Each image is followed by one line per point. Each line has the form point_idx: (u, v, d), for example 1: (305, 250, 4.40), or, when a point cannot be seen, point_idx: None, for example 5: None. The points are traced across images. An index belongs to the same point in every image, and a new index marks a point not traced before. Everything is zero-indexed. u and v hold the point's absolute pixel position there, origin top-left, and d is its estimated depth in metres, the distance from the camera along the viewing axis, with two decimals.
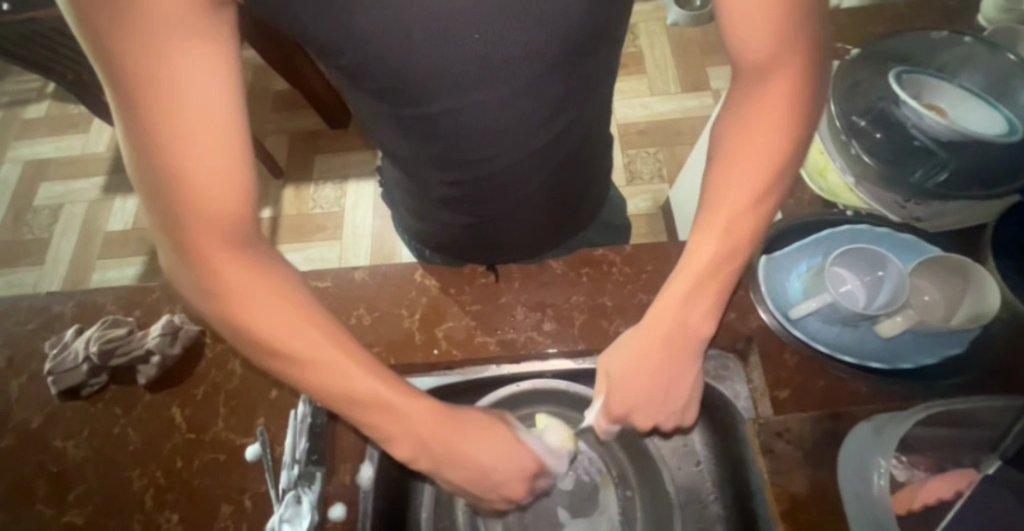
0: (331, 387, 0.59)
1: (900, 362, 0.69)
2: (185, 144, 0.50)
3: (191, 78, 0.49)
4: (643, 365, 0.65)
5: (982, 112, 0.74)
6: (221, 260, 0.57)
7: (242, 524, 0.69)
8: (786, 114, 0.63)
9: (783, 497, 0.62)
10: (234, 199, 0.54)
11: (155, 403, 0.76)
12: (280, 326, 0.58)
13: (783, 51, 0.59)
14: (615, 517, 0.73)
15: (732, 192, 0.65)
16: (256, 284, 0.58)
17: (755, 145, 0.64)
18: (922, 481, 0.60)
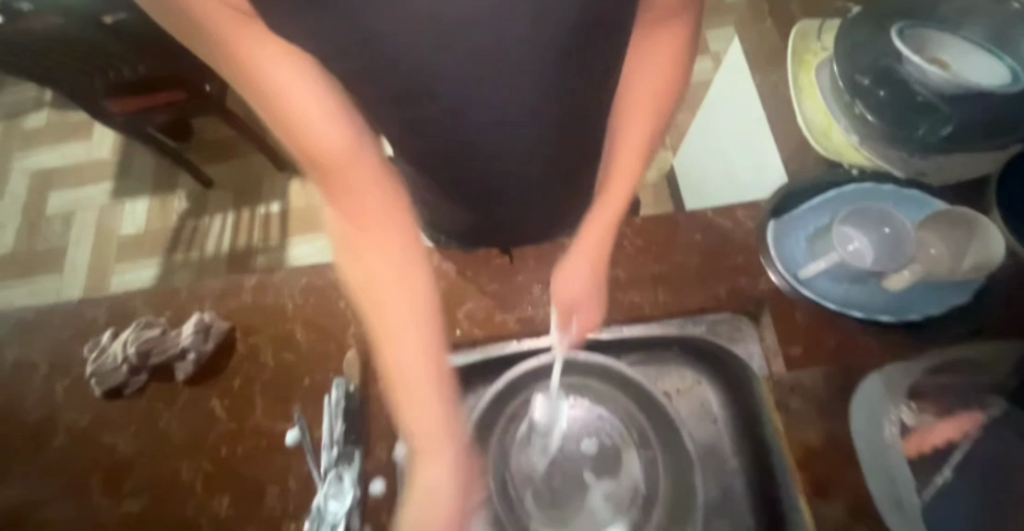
0: (404, 357, 0.62)
1: (909, 314, 0.71)
2: (294, 123, 0.56)
3: (285, 63, 0.54)
4: (584, 281, 0.70)
5: (985, 63, 0.74)
6: (364, 236, 0.61)
7: (290, 503, 0.74)
8: (671, 68, 0.68)
9: (797, 447, 0.67)
10: (342, 159, 0.58)
11: (195, 397, 0.79)
12: (386, 278, 0.62)
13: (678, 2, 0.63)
14: (638, 477, 0.77)
15: (632, 138, 0.70)
16: (368, 241, 0.62)
17: (645, 92, 0.69)
18: (931, 425, 0.65)
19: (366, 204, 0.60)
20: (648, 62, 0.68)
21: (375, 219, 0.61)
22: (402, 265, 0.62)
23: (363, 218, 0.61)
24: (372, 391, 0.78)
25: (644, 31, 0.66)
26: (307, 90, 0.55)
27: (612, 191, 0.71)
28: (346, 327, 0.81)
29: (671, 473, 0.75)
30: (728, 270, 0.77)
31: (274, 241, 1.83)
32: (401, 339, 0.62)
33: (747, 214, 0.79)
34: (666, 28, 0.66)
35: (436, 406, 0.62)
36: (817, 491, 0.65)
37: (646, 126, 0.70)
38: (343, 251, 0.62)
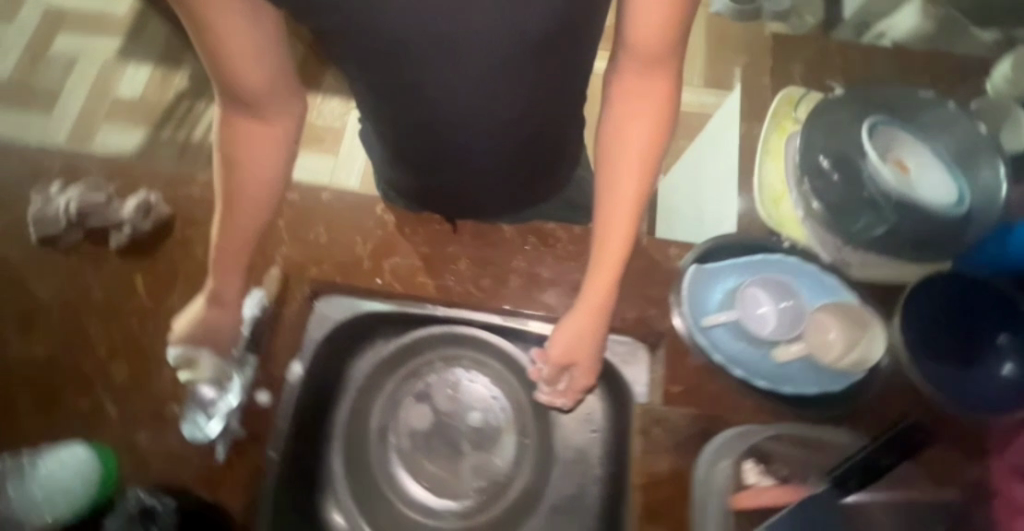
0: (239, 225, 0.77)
1: (783, 387, 0.74)
2: (219, 54, 0.65)
3: (231, 9, 0.62)
4: (584, 340, 0.75)
5: (940, 180, 0.76)
6: (252, 143, 0.75)
7: (179, 387, 0.78)
8: (656, 107, 0.73)
9: (643, 473, 0.72)
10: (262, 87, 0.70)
11: (120, 267, 0.83)
12: (250, 177, 0.76)
13: (659, 50, 0.69)
14: (507, 458, 0.84)
15: (620, 188, 0.75)
16: (251, 148, 0.75)
17: (634, 122, 0.74)
18: (764, 487, 0.68)
19: (257, 131, 0.74)
20: (630, 104, 0.74)
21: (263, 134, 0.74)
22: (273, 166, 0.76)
23: (250, 141, 0.74)
24: (285, 310, 0.82)
25: (627, 71, 0.72)
26: (236, 29, 0.63)
27: (608, 246, 0.74)
28: (278, 246, 0.85)
29: (533, 461, 0.83)
30: (642, 298, 0.80)
31: None
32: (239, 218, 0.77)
33: (677, 253, 0.81)
34: (653, 76, 0.72)
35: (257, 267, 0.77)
36: (648, 515, 0.71)
37: (632, 168, 0.75)
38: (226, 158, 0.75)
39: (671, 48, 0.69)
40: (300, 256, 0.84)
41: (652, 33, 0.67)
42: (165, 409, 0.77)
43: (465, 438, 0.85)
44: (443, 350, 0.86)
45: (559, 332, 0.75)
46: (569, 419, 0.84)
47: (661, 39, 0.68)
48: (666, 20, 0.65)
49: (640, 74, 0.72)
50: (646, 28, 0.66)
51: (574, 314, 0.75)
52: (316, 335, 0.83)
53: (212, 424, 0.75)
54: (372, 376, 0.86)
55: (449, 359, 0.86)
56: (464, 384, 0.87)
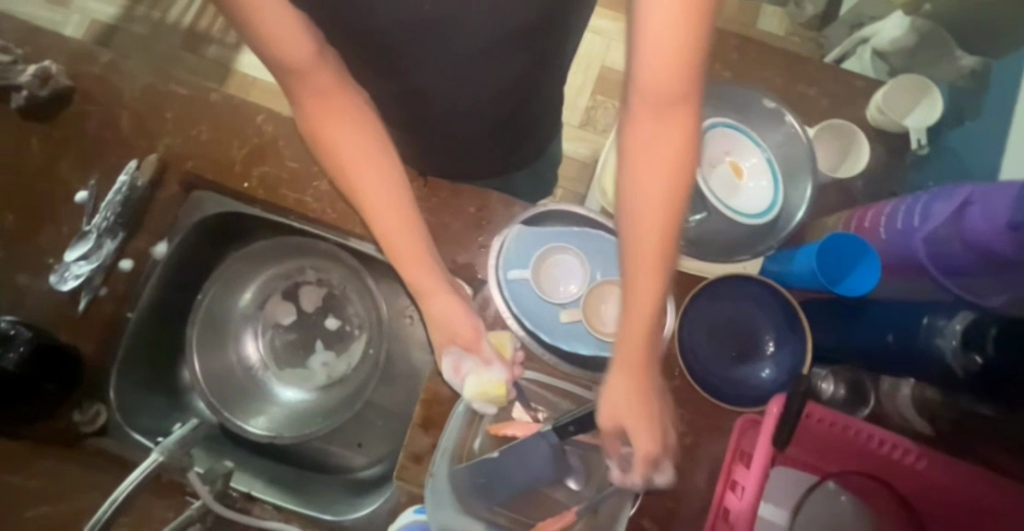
0: (398, 236, 0.71)
1: (563, 344, 0.82)
2: (272, 42, 0.58)
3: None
4: (632, 402, 0.63)
5: (759, 190, 0.81)
6: (331, 122, 0.67)
7: (56, 243, 0.89)
8: (679, 146, 0.56)
9: (429, 391, 0.83)
10: (306, 61, 0.61)
11: (20, 128, 0.92)
12: (366, 168, 0.69)
13: (681, 86, 0.53)
14: (352, 361, 1.01)
15: (646, 230, 0.58)
16: (335, 130, 0.67)
17: (657, 167, 0.57)
18: (520, 422, 0.77)
19: (330, 104, 0.66)
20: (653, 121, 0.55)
21: (332, 109, 0.66)
22: (378, 149, 0.70)
23: (331, 117, 0.67)
24: (160, 193, 0.91)
25: (642, 117, 0.56)
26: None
27: (635, 291, 0.60)
28: (162, 135, 0.92)
29: (368, 368, 0.98)
30: (474, 245, 0.88)
31: (233, 38, 1.86)
32: (391, 223, 0.71)
33: (514, 210, 0.88)
34: (673, 110, 0.55)
35: (424, 263, 0.72)
36: (422, 424, 0.82)
37: (662, 216, 0.58)
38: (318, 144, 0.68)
39: (693, 83, 0.53)
40: (179, 148, 0.92)
41: (669, 70, 0.52)
42: (41, 258, 0.88)
43: (324, 337, 1.02)
44: (318, 261, 0.99)
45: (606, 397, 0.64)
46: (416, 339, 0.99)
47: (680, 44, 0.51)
48: (683, 44, 0.50)
49: (659, 81, 0.52)
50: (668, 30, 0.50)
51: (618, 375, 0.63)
52: (187, 222, 0.92)
53: (74, 280, 0.86)
54: (254, 269, 0.99)
55: (324, 268, 1.01)
56: (333, 292, 1.02)
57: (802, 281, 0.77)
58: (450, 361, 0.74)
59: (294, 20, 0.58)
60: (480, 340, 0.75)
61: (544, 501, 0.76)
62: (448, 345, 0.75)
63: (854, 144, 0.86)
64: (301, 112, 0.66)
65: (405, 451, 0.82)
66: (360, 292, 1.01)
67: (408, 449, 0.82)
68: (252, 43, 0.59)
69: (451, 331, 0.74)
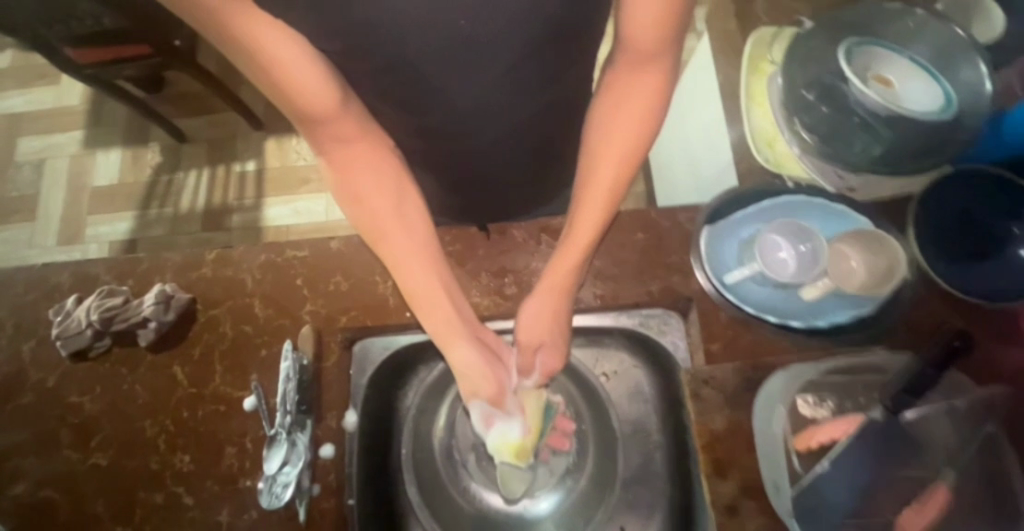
0: (418, 275, 0.77)
1: (817, 320, 0.77)
2: (292, 94, 0.64)
3: (278, 44, 0.60)
4: (548, 321, 0.77)
5: (924, 87, 0.77)
6: (358, 165, 0.75)
7: (246, 461, 0.80)
8: (644, 102, 0.72)
9: (703, 433, 0.72)
10: (334, 113, 0.68)
11: (158, 363, 0.85)
12: (387, 216, 0.77)
13: (655, 45, 0.66)
14: (574, 448, 0.86)
15: (591, 207, 0.74)
16: (361, 172, 0.75)
17: (626, 117, 0.73)
18: (820, 424, 0.70)
19: (353, 149, 0.73)
20: (616, 127, 0.73)
21: (356, 158, 0.74)
22: (398, 197, 0.77)
23: (352, 163, 0.74)
24: (325, 364, 0.85)
25: (624, 66, 0.70)
26: (299, 59, 0.61)
27: (569, 249, 0.75)
28: (302, 304, 0.86)
29: (594, 444, 0.85)
30: (664, 269, 0.82)
31: (249, 200, 1.86)
32: (409, 264, 0.76)
33: (683, 216, 0.83)
34: (648, 63, 0.69)
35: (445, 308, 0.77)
36: (717, 470, 0.71)
37: (604, 197, 0.74)
38: (343, 194, 0.76)
39: (669, 44, 0.67)
40: (326, 309, 0.86)
41: (649, 31, 0.64)
42: (237, 484, 0.79)
43: None
44: None
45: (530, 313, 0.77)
46: (615, 395, 0.86)
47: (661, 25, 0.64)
48: (661, 18, 0.62)
49: (629, 87, 0.71)
50: (643, 41, 0.66)
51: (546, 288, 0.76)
52: (362, 381, 0.86)
53: (285, 490, 0.77)
54: (422, 403, 0.88)
55: None
56: None
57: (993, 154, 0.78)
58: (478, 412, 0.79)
59: (323, 77, 0.64)
60: (503, 394, 0.80)
61: (896, 488, 0.66)
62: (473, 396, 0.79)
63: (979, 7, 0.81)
64: (327, 156, 0.74)
65: (717, 509, 0.70)
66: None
67: (718, 505, 0.70)
68: (286, 97, 0.65)
69: (484, 372, 0.78)
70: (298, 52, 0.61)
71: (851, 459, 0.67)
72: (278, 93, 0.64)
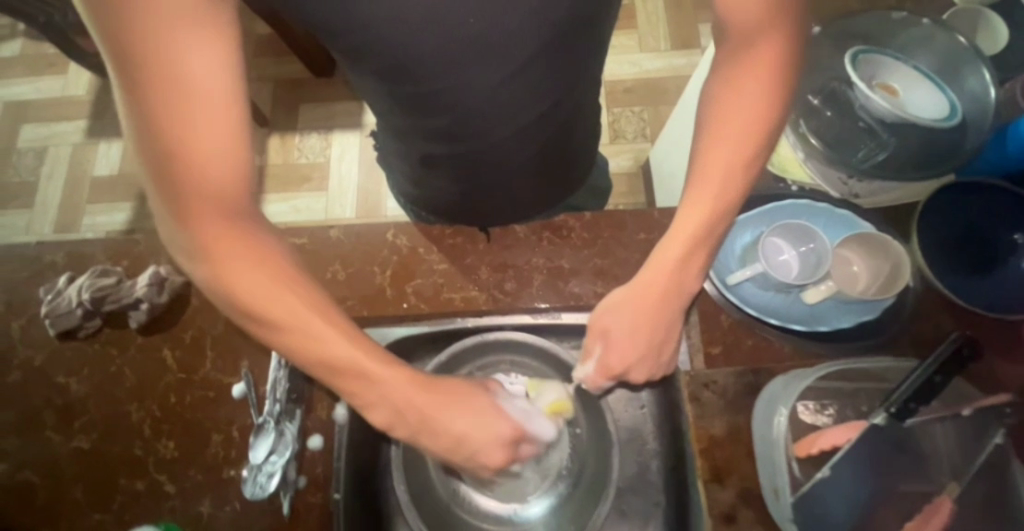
0: (322, 369, 0.63)
1: (820, 325, 0.77)
2: (184, 126, 0.52)
3: (198, 59, 0.51)
4: (642, 321, 0.72)
5: (929, 95, 0.79)
6: (233, 241, 0.60)
7: (231, 450, 0.78)
8: (764, 89, 0.68)
9: (701, 437, 0.72)
10: (220, 173, 0.56)
11: (149, 346, 0.83)
12: (271, 301, 0.61)
13: (762, 21, 0.65)
14: (566, 451, 0.81)
15: (707, 193, 0.70)
16: (238, 252, 0.60)
17: (743, 106, 0.69)
18: (823, 431, 0.67)
19: (226, 218, 0.59)
20: (738, 109, 0.69)
21: (225, 232, 0.59)
22: (288, 282, 0.62)
23: (229, 233, 0.59)
24: None
25: (729, 54, 0.68)
26: (213, 88, 0.52)
27: (678, 230, 0.71)
28: None
29: (589, 448, 0.80)
30: None
31: None
32: (309, 350, 0.62)
33: None
34: (759, 46, 0.66)
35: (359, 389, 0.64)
36: (714, 477, 0.70)
37: (718, 178, 0.70)
38: (214, 261, 0.60)
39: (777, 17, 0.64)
40: None
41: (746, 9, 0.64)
42: (221, 474, 0.77)
43: None
44: (484, 358, 0.81)
45: (618, 317, 0.73)
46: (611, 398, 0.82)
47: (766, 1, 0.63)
48: None
49: (744, 71, 0.67)
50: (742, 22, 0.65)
51: (631, 288, 0.72)
52: None
53: (269, 480, 0.75)
54: None
55: (490, 363, 0.82)
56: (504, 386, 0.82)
57: (987, 170, 0.80)
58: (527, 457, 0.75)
59: (232, 134, 0.55)
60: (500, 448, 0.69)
61: (895, 500, 0.64)
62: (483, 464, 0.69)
63: (984, 20, 0.83)
64: (190, 222, 0.58)
65: (713, 516, 0.69)
66: (537, 354, 0.80)
67: (715, 512, 0.69)
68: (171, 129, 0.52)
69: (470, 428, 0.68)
70: (219, 94, 0.53)
71: (855, 469, 0.65)
72: (161, 132, 0.52)
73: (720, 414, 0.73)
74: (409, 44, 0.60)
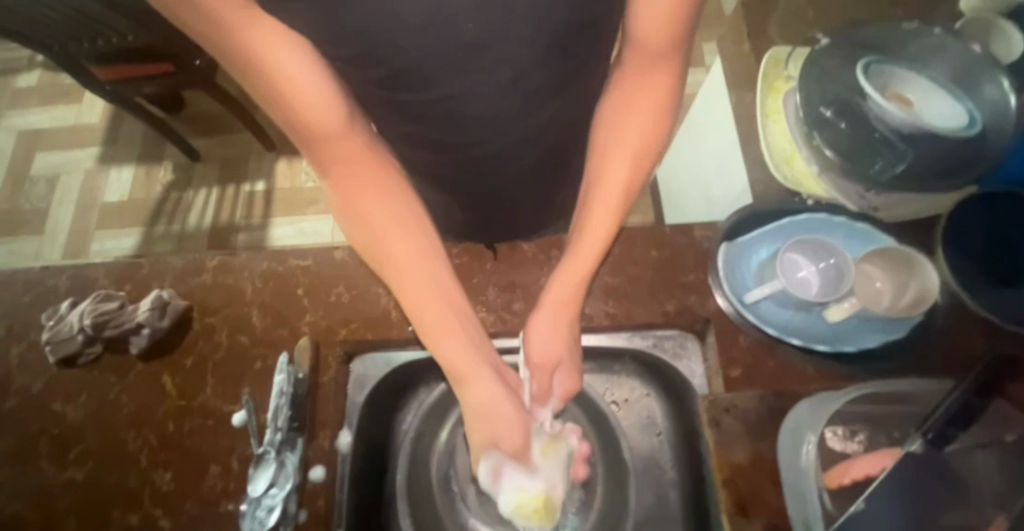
0: (427, 311, 0.71)
1: (845, 345, 0.73)
2: (291, 103, 0.61)
3: (279, 45, 0.58)
4: (554, 339, 0.73)
5: (946, 105, 0.77)
6: (366, 194, 0.71)
7: (230, 483, 0.75)
8: (654, 110, 0.73)
9: (724, 466, 0.67)
10: (336, 127, 0.65)
11: (148, 373, 0.81)
12: (396, 241, 0.71)
13: (668, 46, 0.66)
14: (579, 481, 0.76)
15: (601, 212, 0.73)
16: (370, 197, 0.71)
17: (634, 128, 0.73)
18: (853, 459, 0.63)
19: (357, 169, 0.69)
20: (628, 130, 0.73)
21: (359, 183, 0.70)
22: (407, 221, 0.73)
23: (356, 184, 0.70)
24: (321, 379, 0.80)
25: (636, 70, 0.71)
26: (302, 61, 0.59)
27: (576, 257, 0.73)
28: (302, 315, 0.83)
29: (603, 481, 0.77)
30: (680, 287, 0.78)
31: (257, 219, 1.86)
32: (413, 290, 0.71)
33: (700, 234, 0.80)
34: (658, 71, 0.70)
35: (451, 332, 0.71)
36: (740, 509, 0.66)
37: (617, 196, 0.74)
38: (349, 213, 0.72)
39: (680, 42, 0.66)
40: (326, 320, 0.82)
41: (660, 31, 0.64)
42: (218, 508, 0.74)
43: None
44: None
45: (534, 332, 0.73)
46: (626, 425, 0.78)
47: (673, 27, 0.64)
48: (673, 16, 0.62)
49: (637, 87, 0.72)
50: (652, 40, 0.66)
51: (546, 309, 0.73)
52: (359, 398, 0.80)
53: (269, 515, 0.70)
54: (422, 426, 0.81)
55: None
56: None
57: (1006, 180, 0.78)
58: (490, 467, 0.73)
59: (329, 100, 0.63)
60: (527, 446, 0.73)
61: None
62: (490, 447, 0.73)
63: (996, 29, 0.82)
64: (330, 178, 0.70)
65: None
66: None
67: None
68: (284, 103, 0.61)
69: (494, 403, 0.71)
70: (303, 60, 0.59)
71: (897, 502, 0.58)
72: (280, 106, 0.62)
73: (743, 440, 0.69)
74: (412, 52, 0.59)
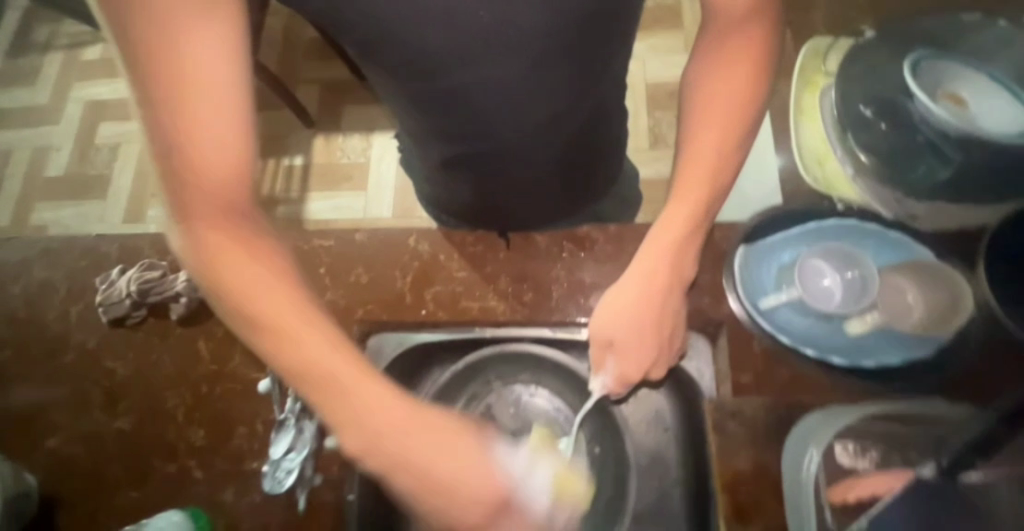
0: (326, 362, 0.63)
1: (863, 360, 0.69)
2: (187, 116, 0.57)
3: (194, 35, 0.55)
4: (637, 312, 0.73)
5: (1004, 106, 0.72)
6: (231, 256, 0.63)
7: (253, 444, 0.81)
8: (743, 82, 0.73)
9: (725, 472, 0.67)
10: (227, 154, 0.59)
11: (186, 337, 0.88)
12: (275, 310, 0.63)
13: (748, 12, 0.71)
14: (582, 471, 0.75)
15: (694, 183, 0.74)
16: (232, 254, 0.63)
17: (722, 99, 0.74)
18: (859, 477, 0.62)
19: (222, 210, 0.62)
20: (717, 102, 0.74)
21: (210, 211, 0.62)
22: (275, 277, 0.64)
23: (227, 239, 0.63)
24: None
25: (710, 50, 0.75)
26: (212, 65, 0.56)
27: (669, 225, 0.74)
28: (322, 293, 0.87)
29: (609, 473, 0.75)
30: (694, 288, 0.77)
31: (294, 194, 1.93)
32: (303, 346, 0.63)
33: (719, 234, 0.78)
34: (743, 42, 0.73)
35: (346, 393, 0.63)
36: (738, 515, 0.65)
37: (709, 159, 0.74)
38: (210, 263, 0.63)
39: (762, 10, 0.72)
40: (344, 299, 0.86)
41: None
42: (243, 466, 0.80)
43: None
44: (507, 371, 0.81)
45: (611, 301, 0.74)
46: (632, 420, 0.76)
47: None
48: None
49: (719, 59, 0.74)
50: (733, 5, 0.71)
51: (633, 278, 0.73)
52: None
53: (288, 476, 0.78)
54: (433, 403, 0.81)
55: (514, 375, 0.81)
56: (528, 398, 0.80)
57: None
58: None
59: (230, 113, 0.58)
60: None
61: None
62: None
63: None
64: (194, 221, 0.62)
65: None
66: (557, 369, 0.79)
67: None
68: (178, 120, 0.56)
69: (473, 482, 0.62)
70: (210, 64, 0.56)
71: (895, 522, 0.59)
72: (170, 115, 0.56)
73: (747, 447, 0.68)
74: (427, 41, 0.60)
